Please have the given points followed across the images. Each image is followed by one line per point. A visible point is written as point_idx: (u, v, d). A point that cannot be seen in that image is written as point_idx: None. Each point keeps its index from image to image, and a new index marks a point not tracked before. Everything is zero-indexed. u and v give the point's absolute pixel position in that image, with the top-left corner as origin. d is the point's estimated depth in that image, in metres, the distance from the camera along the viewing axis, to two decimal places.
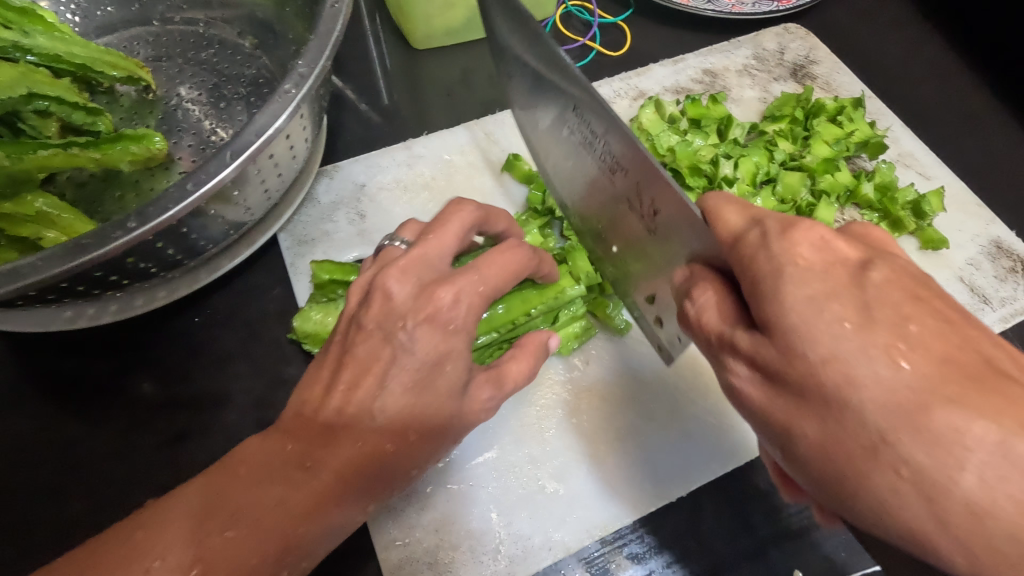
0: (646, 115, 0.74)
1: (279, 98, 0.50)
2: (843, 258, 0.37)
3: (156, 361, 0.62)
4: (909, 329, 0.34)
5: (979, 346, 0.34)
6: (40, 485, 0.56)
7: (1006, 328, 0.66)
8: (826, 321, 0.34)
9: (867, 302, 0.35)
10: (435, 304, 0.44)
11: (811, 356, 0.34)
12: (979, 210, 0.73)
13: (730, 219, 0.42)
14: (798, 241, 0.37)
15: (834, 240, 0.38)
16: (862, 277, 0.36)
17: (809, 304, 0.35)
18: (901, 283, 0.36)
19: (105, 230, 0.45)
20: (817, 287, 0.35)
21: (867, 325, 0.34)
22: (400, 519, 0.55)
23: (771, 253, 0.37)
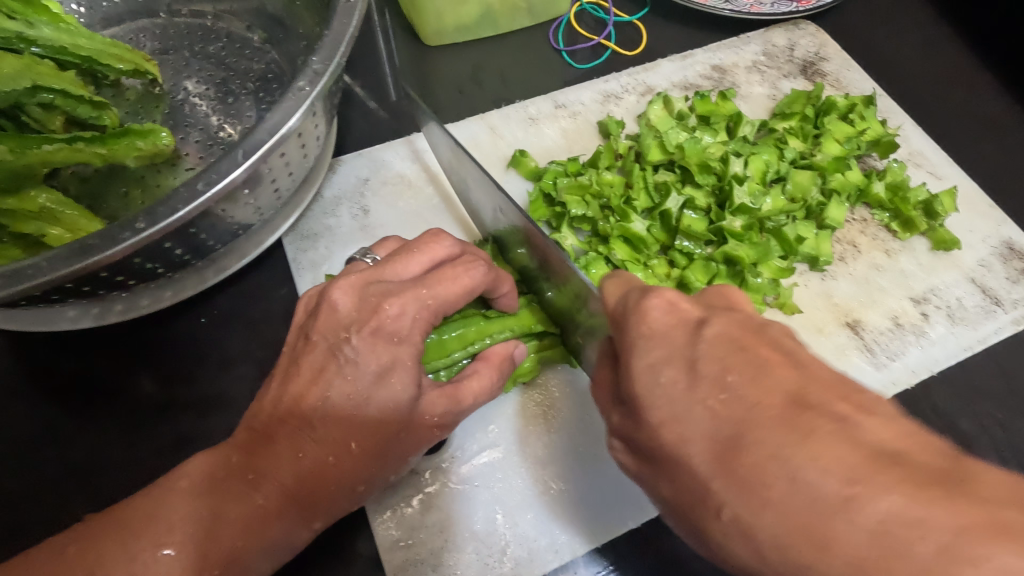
0: (654, 112, 0.74)
1: (293, 96, 0.48)
2: (683, 318, 0.37)
3: (161, 360, 0.62)
4: (728, 382, 0.33)
5: (789, 380, 0.33)
6: (45, 484, 0.56)
7: (1019, 330, 0.65)
8: (661, 387, 0.35)
9: (693, 361, 0.35)
10: (379, 316, 0.46)
11: (652, 419, 0.35)
12: (990, 210, 0.72)
13: (609, 299, 0.43)
14: (648, 312, 0.38)
15: (681, 301, 0.38)
16: (696, 334, 0.36)
17: (648, 371, 0.36)
18: (734, 331, 0.36)
19: (113, 231, 0.44)
20: (656, 355, 0.36)
21: (693, 382, 0.34)
22: (404, 519, 0.54)
23: (630, 325, 0.39)
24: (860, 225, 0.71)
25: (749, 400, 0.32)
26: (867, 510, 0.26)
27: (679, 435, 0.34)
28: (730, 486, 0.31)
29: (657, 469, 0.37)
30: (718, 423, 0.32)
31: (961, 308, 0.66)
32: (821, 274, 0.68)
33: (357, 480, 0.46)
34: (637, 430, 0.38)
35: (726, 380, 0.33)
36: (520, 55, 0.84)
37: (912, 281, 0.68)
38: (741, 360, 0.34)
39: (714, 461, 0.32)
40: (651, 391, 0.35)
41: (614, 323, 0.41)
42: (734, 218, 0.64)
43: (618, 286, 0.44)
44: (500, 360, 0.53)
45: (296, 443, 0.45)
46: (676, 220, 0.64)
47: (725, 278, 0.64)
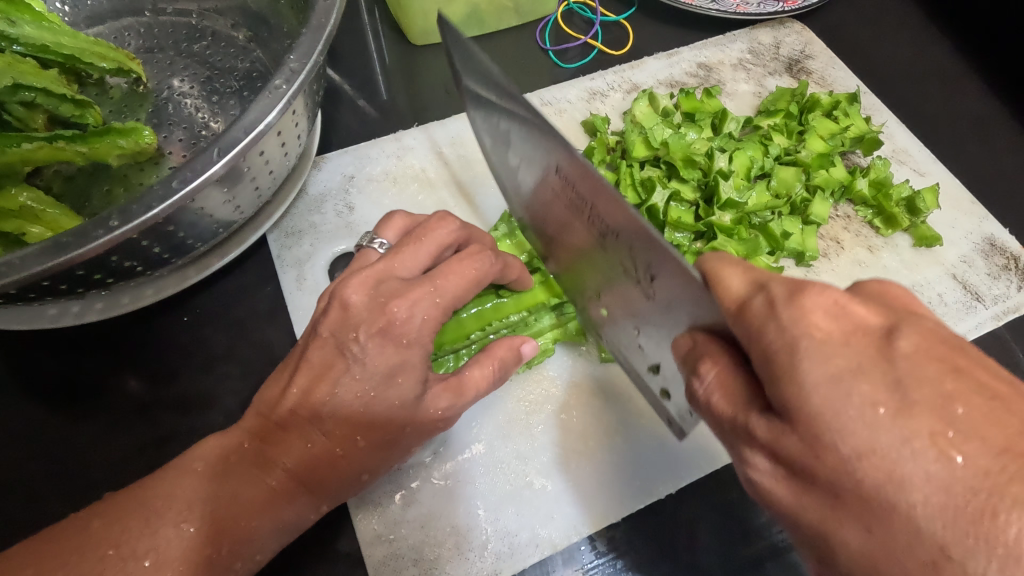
0: (640, 108, 0.74)
1: (269, 94, 0.48)
2: (865, 327, 0.32)
3: (144, 358, 0.62)
4: (956, 417, 0.29)
5: (1012, 405, 0.30)
6: (25, 484, 0.56)
7: (999, 326, 0.66)
8: (855, 405, 0.29)
9: (898, 382, 0.30)
10: (388, 317, 0.46)
11: (842, 452, 0.30)
12: (972, 207, 0.73)
13: (732, 284, 0.36)
14: (812, 312, 0.32)
15: (849, 304, 0.32)
16: (890, 349, 0.31)
17: (832, 384, 0.30)
18: (934, 351, 0.31)
19: (87, 229, 0.44)
20: (840, 365, 0.30)
21: (904, 411, 0.29)
22: (385, 514, 0.54)
23: (782, 329, 0.32)
24: (844, 221, 0.71)
25: (988, 443, 0.28)
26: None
27: (888, 474, 0.29)
28: (971, 539, 0.27)
29: (831, 502, 0.31)
30: (958, 472, 0.28)
31: (942, 304, 0.67)
32: (806, 270, 0.68)
33: (333, 479, 0.47)
34: (798, 453, 0.32)
35: (952, 413, 0.29)
36: (507, 53, 0.85)
37: (894, 277, 0.68)
38: (966, 390, 0.30)
39: (953, 516, 0.28)
40: (836, 408, 0.30)
41: (741, 322, 0.35)
42: (722, 213, 0.65)
43: (738, 268, 0.37)
44: (503, 353, 0.52)
45: (307, 435, 0.45)
46: (664, 214, 0.64)
47: None
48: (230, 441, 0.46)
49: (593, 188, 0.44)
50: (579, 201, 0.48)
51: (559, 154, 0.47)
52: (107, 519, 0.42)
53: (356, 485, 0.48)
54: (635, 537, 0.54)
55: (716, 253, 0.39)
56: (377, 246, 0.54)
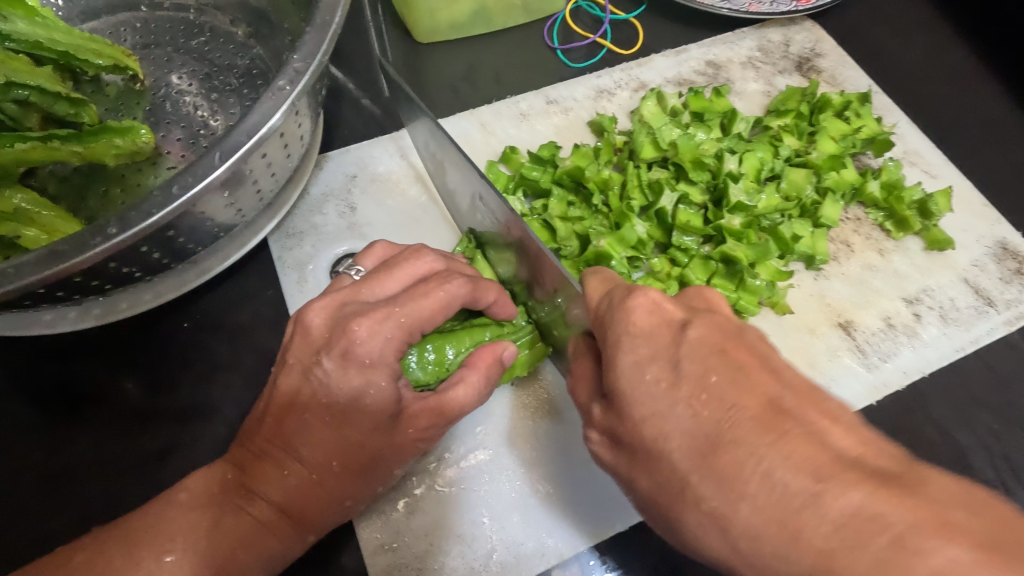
0: (648, 108, 0.72)
1: (272, 95, 0.47)
2: (668, 320, 0.39)
3: (142, 366, 0.61)
4: (709, 383, 0.35)
5: (766, 385, 0.35)
6: (28, 492, 0.56)
7: (1011, 332, 0.65)
8: (645, 383, 0.37)
9: (677, 360, 0.37)
10: (350, 337, 0.45)
11: (635, 416, 0.38)
12: (985, 210, 0.71)
13: (591, 295, 0.46)
14: (633, 312, 0.40)
15: (664, 302, 0.40)
16: (681, 336, 0.38)
17: (632, 368, 0.38)
18: (716, 339, 0.37)
19: (84, 237, 0.42)
20: (642, 352, 0.38)
21: (675, 382, 0.36)
22: (389, 522, 0.53)
23: (613, 326, 0.41)
24: (854, 225, 0.70)
25: (726, 402, 0.34)
26: (833, 505, 0.29)
27: (658, 429, 0.36)
28: (711, 481, 0.34)
29: (633, 457, 0.39)
30: (700, 423, 0.35)
31: (954, 309, 0.66)
32: (816, 273, 0.67)
33: (330, 500, 0.47)
34: (617, 426, 0.40)
35: (708, 382, 0.35)
36: (513, 52, 0.83)
37: (905, 282, 0.67)
38: (722, 364, 0.36)
39: (694, 456, 0.35)
40: (637, 386, 0.38)
41: (597, 325, 0.43)
42: (732, 216, 0.63)
43: (601, 283, 0.46)
44: (488, 364, 0.51)
45: (281, 461, 0.45)
46: (672, 217, 0.63)
47: (723, 277, 0.62)
48: (214, 474, 0.47)
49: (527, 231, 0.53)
50: (535, 247, 0.53)
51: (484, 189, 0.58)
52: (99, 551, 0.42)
53: (339, 511, 0.47)
54: (644, 553, 0.53)
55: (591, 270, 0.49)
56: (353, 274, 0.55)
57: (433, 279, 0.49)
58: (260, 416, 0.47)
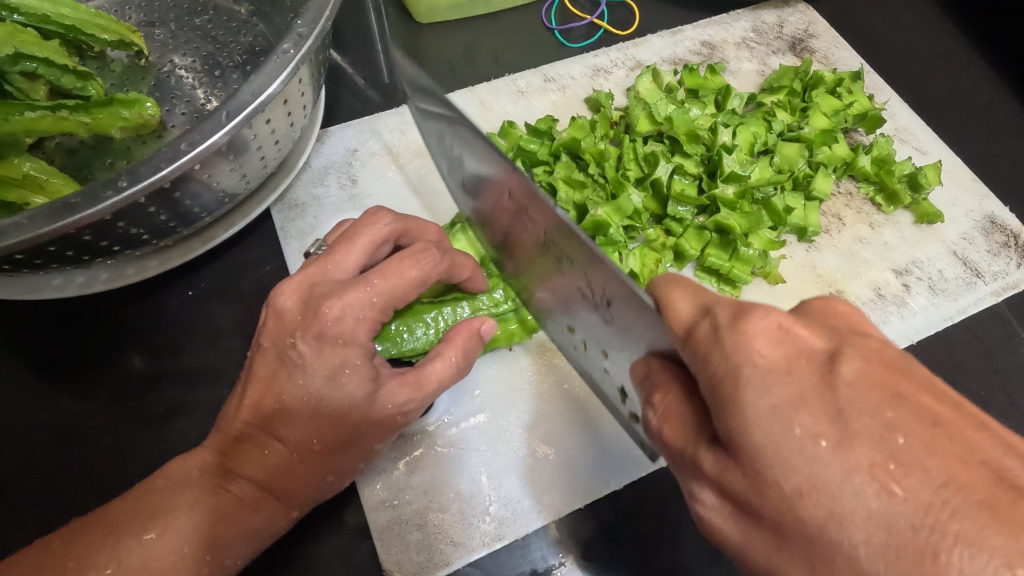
0: (644, 84, 0.74)
1: (277, 58, 0.49)
2: (808, 352, 0.29)
3: (147, 333, 0.62)
4: (898, 447, 0.26)
5: (978, 450, 0.26)
6: (36, 453, 0.57)
7: (998, 302, 0.66)
8: (796, 441, 0.27)
9: (838, 411, 0.27)
10: (321, 320, 0.45)
11: (783, 489, 0.27)
12: (973, 185, 0.73)
13: (680, 307, 0.34)
14: (754, 337, 0.29)
15: (794, 326, 0.30)
16: (831, 375, 0.28)
17: (772, 415, 0.28)
18: (881, 378, 0.28)
19: (95, 190, 0.44)
20: (782, 395, 0.28)
21: (846, 444, 0.26)
22: (389, 480, 0.54)
23: (723, 355, 0.30)
24: (846, 199, 0.71)
25: (931, 475, 0.25)
26: None
27: (829, 513, 0.26)
28: None
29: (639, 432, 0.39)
30: (897, 507, 0.25)
31: (943, 280, 0.67)
32: (808, 245, 0.68)
33: (329, 455, 0.48)
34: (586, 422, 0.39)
35: (895, 444, 0.26)
36: (512, 34, 0.84)
37: (895, 253, 0.69)
38: (908, 416, 0.27)
39: (900, 563, 0.24)
40: (778, 442, 0.27)
41: (690, 349, 0.33)
42: (726, 186, 0.65)
43: (687, 292, 0.35)
44: (464, 340, 0.51)
45: (262, 442, 0.46)
46: (667, 187, 0.64)
47: (717, 247, 0.64)
48: (195, 458, 0.47)
49: (547, 216, 0.46)
50: (530, 227, 0.49)
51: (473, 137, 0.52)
52: (77, 536, 0.43)
53: (322, 486, 0.48)
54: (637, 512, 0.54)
55: (668, 273, 0.38)
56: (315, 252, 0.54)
57: (401, 256, 0.49)
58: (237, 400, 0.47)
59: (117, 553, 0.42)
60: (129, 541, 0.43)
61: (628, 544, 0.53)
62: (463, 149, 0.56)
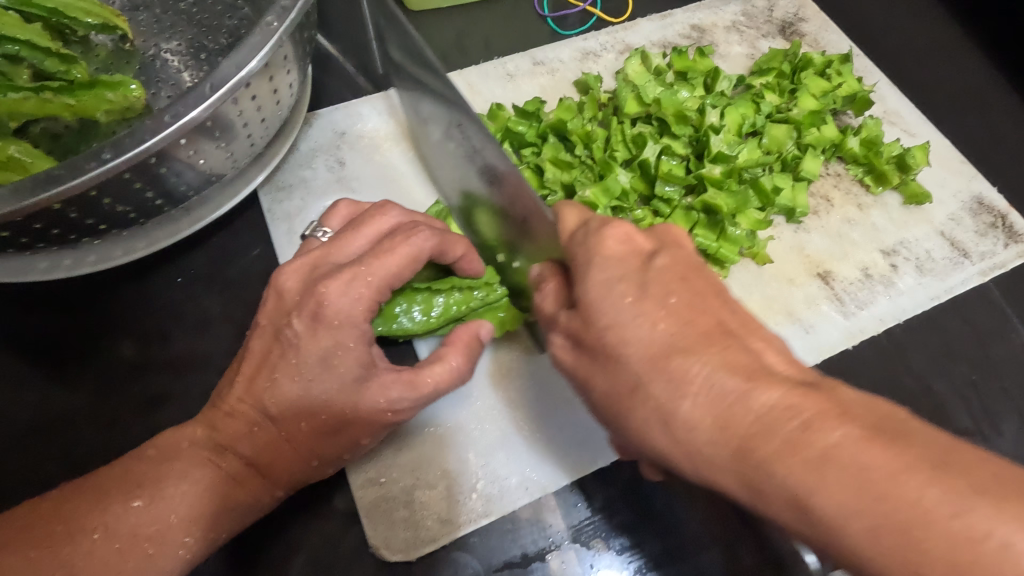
0: (632, 67, 0.73)
1: (260, 30, 0.48)
2: (638, 249, 0.40)
3: (136, 318, 0.62)
4: (668, 300, 0.37)
5: (716, 309, 0.37)
6: (23, 438, 0.57)
7: (985, 281, 0.67)
8: (612, 298, 0.38)
9: (644, 280, 0.38)
10: (318, 298, 0.46)
11: (600, 322, 0.38)
12: (961, 166, 0.73)
13: (567, 219, 0.45)
14: (606, 239, 0.40)
15: (636, 235, 0.41)
16: (648, 263, 0.39)
17: (602, 284, 0.39)
18: (678, 268, 0.39)
19: (77, 162, 0.44)
20: (613, 274, 0.39)
21: (642, 296, 0.37)
22: (376, 458, 0.54)
23: (586, 248, 0.41)
24: (834, 180, 0.72)
25: (683, 320, 0.36)
26: (761, 398, 0.32)
27: (619, 336, 0.37)
28: (659, 379, 0.35)
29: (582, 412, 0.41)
30: (656, 333, 0.36)
31: (930, 260, 0.67)
32: (796, 227, 0.68)
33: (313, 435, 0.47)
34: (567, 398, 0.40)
35: (668, 301, 0.37)
36: (503, 20, 0.84)
37: (883, 235, 0.69)
38: (683, 289, 0.37)
39: (648, 360, 0.36)
40: (604, 294, 0.38)
41: (572, 245, 0.43)
42: (713, 166, 0.64)
43: (575, 211, 0.46)
44: (466, 344, 0.52)
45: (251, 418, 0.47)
46: (655, 167, 0.64)
47: (705, 227, 0.64)
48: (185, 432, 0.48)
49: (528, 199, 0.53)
50: (514, 206, 0.55)
51: (471, 128, 0.59)
52: (66, 501, 0.43)
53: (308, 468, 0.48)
54: (623, 499, 0.54)
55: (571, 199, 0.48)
56: (320, 236, 0.55)
57: (397, 235, 0.49)
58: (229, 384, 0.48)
59: (105, 518, 0.42)
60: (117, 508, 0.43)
61: (617, 529, 0.53)
62: (435, 117, 0.65)
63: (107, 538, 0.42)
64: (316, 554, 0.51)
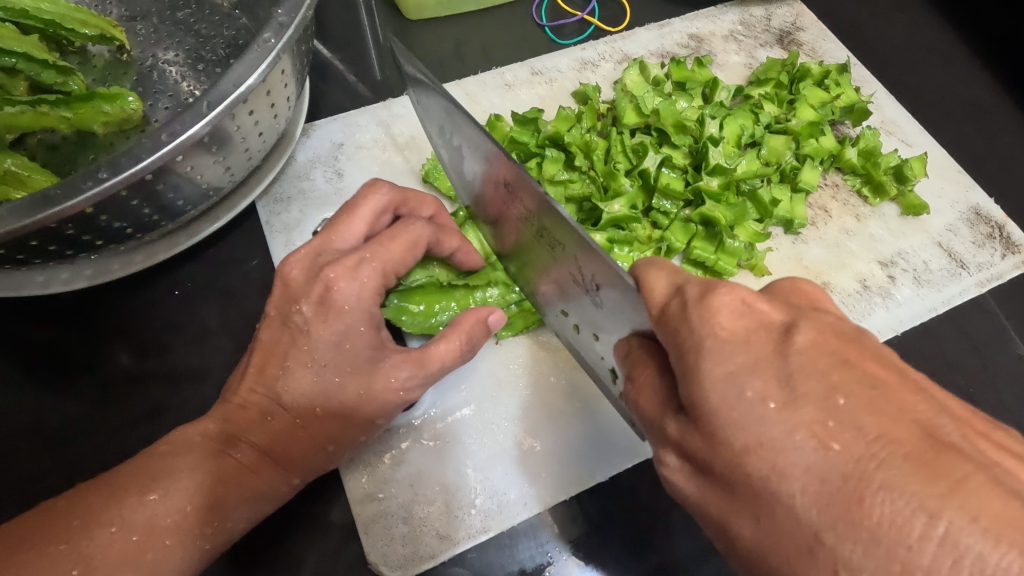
0: (630, 77, 0.73)
1: (258, 47, 0.48)
2: (766, 324, 0.31)
3: (133, 330, 0.61)
4: (838, 406, 0.28)
5: (912, 409, 0.28)
6: (20, 454, 0.56)
7: (982, 292, 0.67)
8: (745, 402, 0.29)
9: (789, 376, 0.29)
10: (326, 284, 0.48)
11: (732, 446, 0.29)
12: (958, 176, 0.73)
13: (654, 287, 0.36)
14: (718, 311, 0.31)
15: (756, 301, 0.32)
16: (785, 344, 0.30)
17: (727, 379, 0.30)
18: (827, 345, 0.30)
19: (75, 181, 0.44)
20: (739, 361, 0.30)
21: (790, 403, 0.28)
22: (375, 473, 0.54)
23: (690, 329, 0.32)
24: (832, 190, 0.72)
25: (866, 430, 0.27)
26: None
27: (771, 467, 0.28)
28: (856, 536, 0.26)
29: None
30: (831, 461, 0.27)
31: (928, 271, 0.68)
32: (794, 237, 0.68)
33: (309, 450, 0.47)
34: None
35: (837, 404, 0.28)
36: (502, 30, 0.84)
37: (880, 245, 0.69)
38: (851, 379, 0.29)
39: (832, 507, 0.27)
40: (732, 405, 0.29)
41: (663, 325, 0.34)
42: (711, 178, 0.64)
43: (663, 275, 0.37)
44: (470, 326, 0.52)
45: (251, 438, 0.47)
46: (655, 178, 0.64)
47: (703, 239, 0.63)
48: None
49: (595, 260, 0.42)
50: (574, 270, 0.46)
51: (513, 174, 0.49)
52: (81, 488, 0.43)
53: (321, 456, 0.49)
54: (622, 515, 0.54)
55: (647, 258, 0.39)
56: None
57: (397, 227, 0.51)
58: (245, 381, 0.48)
59: (117, 505, 0.42)
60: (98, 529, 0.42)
61: (616, 545, 0.53)
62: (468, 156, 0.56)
63: None
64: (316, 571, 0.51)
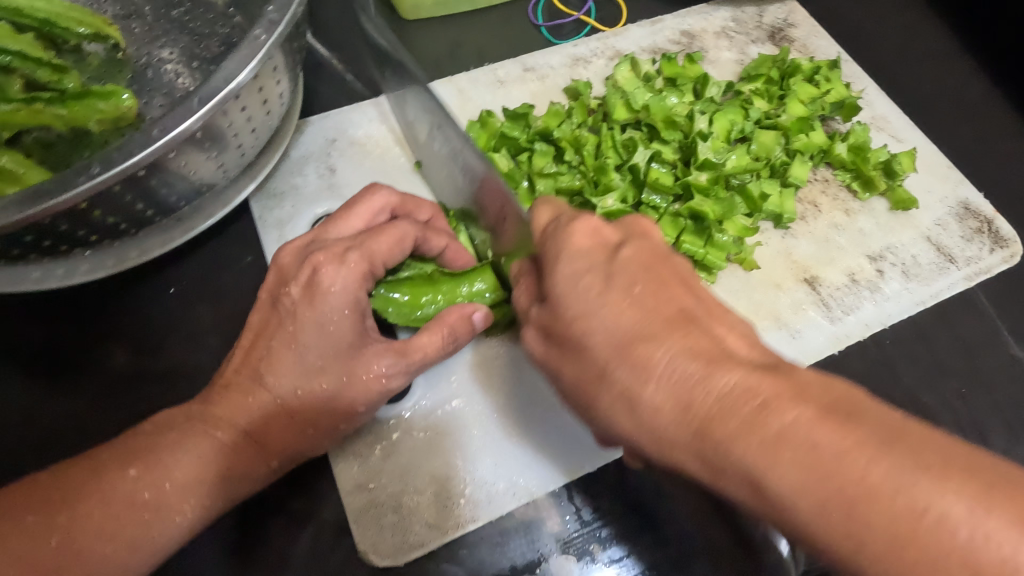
0: (621, 73, 0.74)
1: (248, 43, 0.49)
2: (604, 242, 0.42)
3: (127, 329, 0.62)
4: (637, 290, 0.38)
5: (681, 297, 0.39)
6: (17, 449, 0.57)
7: (970, 286, 0.67)
8: (579, 291, 0.40)
9: (610, 272, 0.40)
10: (310, 272, 0.49)
11: (568, 316, 0.40)
12: (948, 172, 0.74)
13: (541, 216, 0.47)
14: (576, 232, 0.42)
15: (603, 228, 0.43)
16: (614, 255, 0.40)
17: (571, 277, 0.41)
18: (647, 258, 0.40)
19: (67, 176, 0.45)
20: (578, 265, 0.41)
21: (607, 288, 0.39)
22: (365, 463, 0.55)
23: (556, 241, 0.43)
24: (822, 185, 0.72)
25: (649, 310, 0.38)
26: (728, 382, 0.34)
27: (584, 327, 0.39)
28: (625, 367, 0.37)
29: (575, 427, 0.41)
30: (620, 322, 0.38)
31: (916, 265, 0.68)
32: (783, 232, 0.69)
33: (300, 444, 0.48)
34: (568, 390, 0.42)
35: (634, 291, 0.38)
36: (496, 29, 0.84)
37: (869, 240, 0.69)
38: (649, 279, 0.39)
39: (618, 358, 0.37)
40: (571, 292, 0.40)
41: (543, 239, 0.46)
42: (699, 173, 0.65)
43: (549, 208, 0.48)
44: (454, 321, 0.53)
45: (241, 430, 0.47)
46: (645, 174, 0.64)
47: (692, 233, 0.64)
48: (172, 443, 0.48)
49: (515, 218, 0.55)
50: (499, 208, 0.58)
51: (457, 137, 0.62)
52: (76, 479, 0.44)
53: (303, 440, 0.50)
54: (612, 512, 0.54)
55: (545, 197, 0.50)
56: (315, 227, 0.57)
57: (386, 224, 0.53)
58: (236, 363, 0.50)
59: (110, 497, 0.44)
60: (97, 508, 0.43)
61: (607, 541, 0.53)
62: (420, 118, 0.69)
63: (107, 505, 0.44)
64: (305, 567, 0.51)
